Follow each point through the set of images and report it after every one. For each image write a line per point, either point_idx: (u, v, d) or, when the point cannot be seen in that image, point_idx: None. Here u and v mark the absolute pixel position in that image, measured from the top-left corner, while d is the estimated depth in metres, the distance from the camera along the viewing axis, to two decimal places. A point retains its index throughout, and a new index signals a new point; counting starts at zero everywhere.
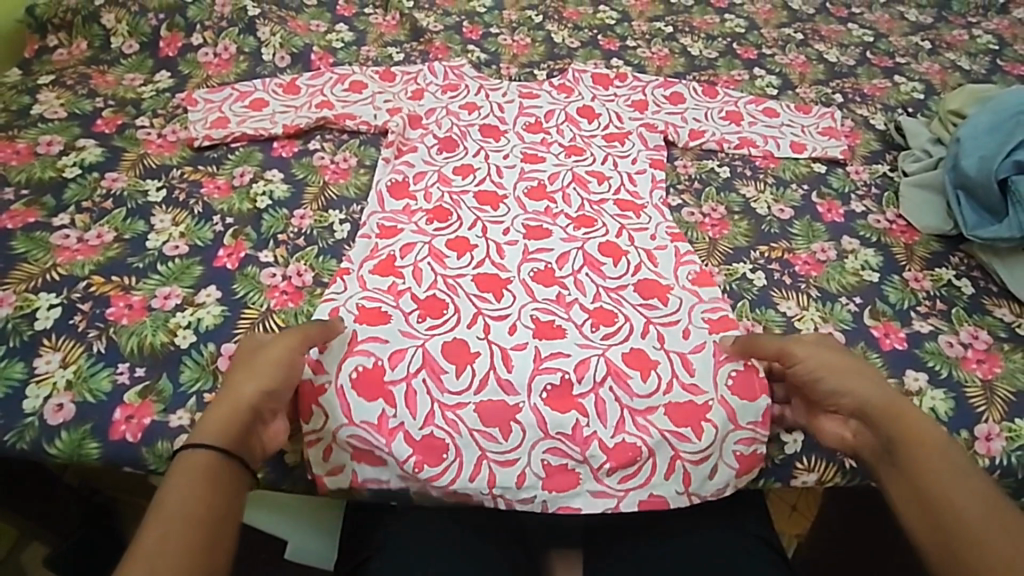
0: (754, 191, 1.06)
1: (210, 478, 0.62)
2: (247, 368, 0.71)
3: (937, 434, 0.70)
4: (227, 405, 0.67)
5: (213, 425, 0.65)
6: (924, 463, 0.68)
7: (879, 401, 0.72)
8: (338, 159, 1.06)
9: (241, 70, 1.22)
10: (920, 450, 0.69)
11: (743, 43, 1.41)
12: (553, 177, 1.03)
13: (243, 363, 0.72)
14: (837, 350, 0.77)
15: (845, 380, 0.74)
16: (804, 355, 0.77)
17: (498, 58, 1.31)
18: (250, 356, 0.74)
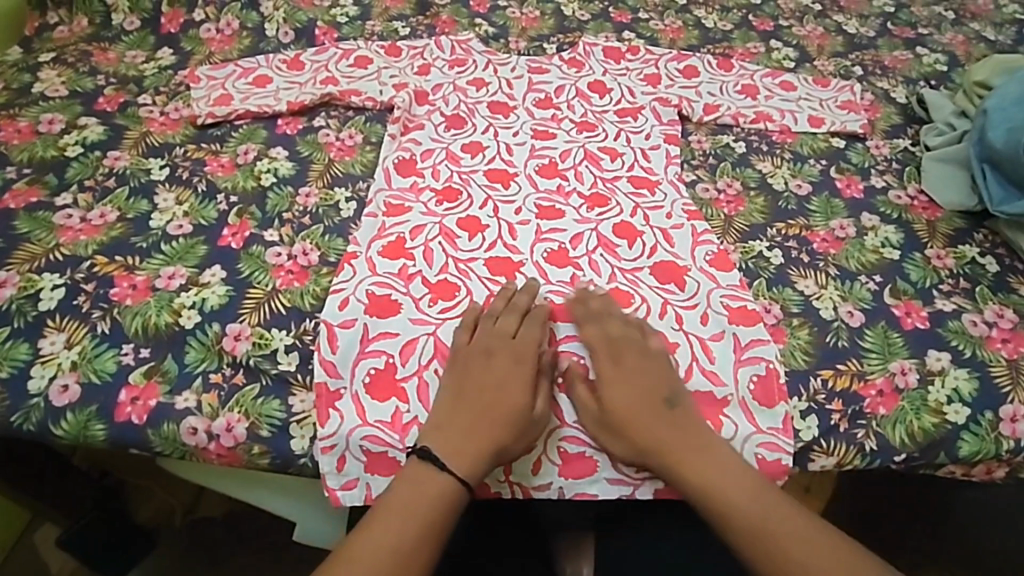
0: (770, 167, 1.03)
1: (421, 508, 0.70)
2: (512, 383, 0.76)
3: (748, 492, 0.72)
4: (455, 426, 0.73)
5: (477, 452, 0.73)
6: (762, 534, 0.70)
7: (697, 484, 0.72)
8: (343, 136, 1.03)
9: (244, 47, 1.19)
10: (749, 523, 0.71)
11: (759, 14, 1.36)
12: (564, 154, 1.01)
13: (514, 367, 0.77)
14: (642, 413, 0.75)
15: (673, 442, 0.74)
16: (611, 440, 0.75)
17: (507, 31, 1.27)
18: (515, 355, 0.77)
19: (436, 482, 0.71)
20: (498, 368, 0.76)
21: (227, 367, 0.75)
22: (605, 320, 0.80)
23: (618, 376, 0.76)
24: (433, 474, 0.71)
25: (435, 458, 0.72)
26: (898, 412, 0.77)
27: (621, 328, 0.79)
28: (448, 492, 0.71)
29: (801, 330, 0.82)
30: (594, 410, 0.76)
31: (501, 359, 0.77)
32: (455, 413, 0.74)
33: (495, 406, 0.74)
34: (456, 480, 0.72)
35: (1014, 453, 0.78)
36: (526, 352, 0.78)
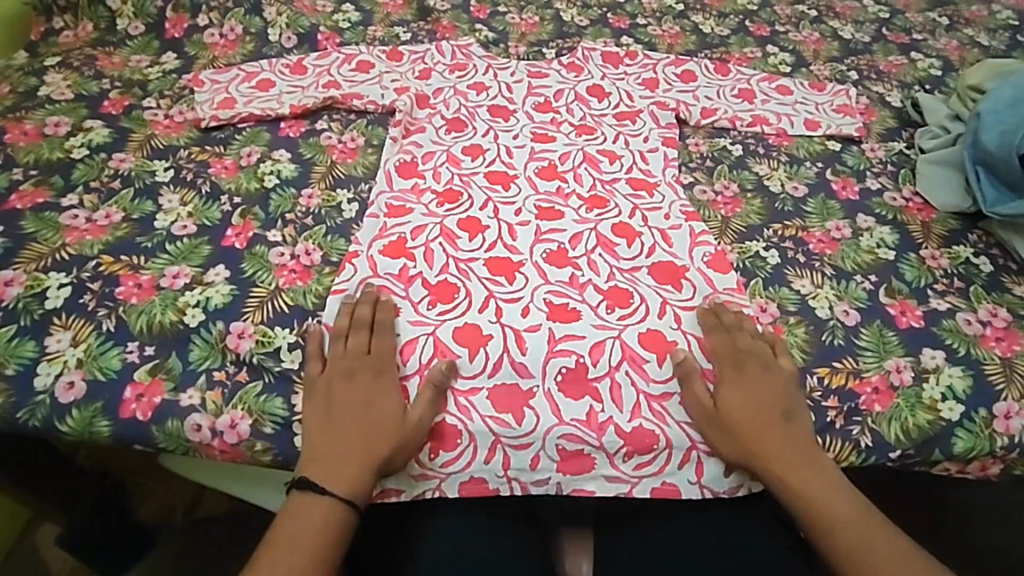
0: (767, 169, 1.05)
1: (312, 535, 0.69)
2: (379, 397, 0.75)
3: (850, 504, 0.73)
4: (330, 449, 0.72)
5: (354, 465, 0.72)
6: (855, 547, 0.71)
7: (797, 490, 0.73)
8: (345, 139, 1.05)
9: (247, 51, 1.21)
10: (844, 535, 0.71)
11: (755, 20, 1.38)
12: (564, 156, 1.02)
13: (377, 381, 0.76)
14: (760, 420, 0.75)
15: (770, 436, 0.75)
16: (718, 439, 0.76)
17: (506, 37, 1.29)
18: (376, 369, 0.77)
19: (315, 505, 0.70)
20: (359, 386, 0.75)
21: (230, 364, 0.76)
22: (737, 329, 0.81)
23: (740, 384, 0.77)
24: (313, 502, 0.70)
25: (314, 486, 0.70)
26: (893, 409, 0.78)
27: (750, 339, 0.80)
28: (336, 516, 0.70)
29: (798, 329, 0.84)
30: (707, 407, 0.77)
31: (362, 376, 0.76)
32: (327, 437, 0.73)
33: (356, 418, 0.74)
34: (340, 501, 0.70)
35: (1009, 449, 0.78)
36: (383, 365, 0.77)
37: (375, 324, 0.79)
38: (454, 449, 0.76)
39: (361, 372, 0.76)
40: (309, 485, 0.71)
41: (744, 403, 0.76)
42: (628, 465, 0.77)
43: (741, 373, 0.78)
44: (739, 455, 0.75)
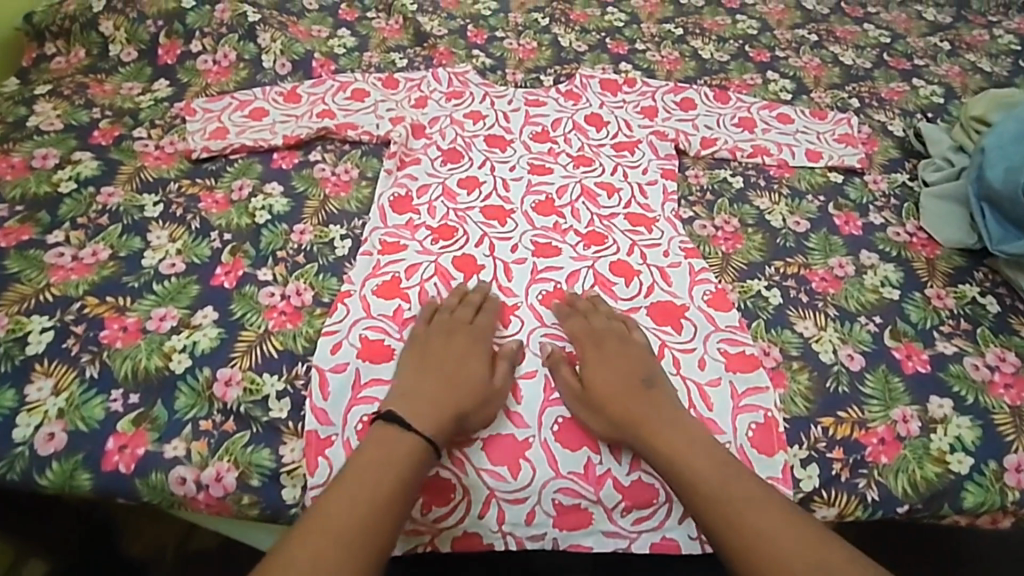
0: (768, 203, 1.03)
1: (390, 466, 0.68)
2: (470, 358, 0.78)
3: (733, 482, 0.68)
4: (417, 393, 0.74)
5: (439, 412, 0.72)
6: (731, 513, 0.66)
7: (667, 457, 0.71)
8: (339, 171, 1.03)
9: (241, 78, 1.19)
10: (718, 500, 0.67)
11: (755, 45, 1.37)
12: (561, 190, 1.01)
13: (470, 344, 0.79)
14: (622, 392, 0.75)
15: (636, 412, 0.74)
16: (587, 415, 0.76)
17: (504, 63, 1.28)
18: (473, 335, 0.80)
19: (401, 452, 0.69)
20: (455, 345, 0.79)
21: (217, 414, 0.74)
22: (592, 313, 0.83)
23: (601, 358, 0.78)
24: (398, 434, 0.70)
25: (399, 419, 0.71)
26: (900, 460, 0.75)
27: (605, 321, 0.82)
28: (413, 458, 0.69)
29: (802, 375, 0.80)
30: (574, 386, 0.77)
31: (465, 337, 0.80)
32: (418, 381, 0.75)
33: (449, 371, 0.76)
34: (423, 439, 0.70)
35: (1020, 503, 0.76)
36: (482, 334, 0.81)
37: (483, 305, 0.84)
38: (447, 504, 0.74)
39: (464, 334, 0.80)
40: (397, 418, 0.71)
41: (609, 380, 0.76)
42: (627, 520, 0.75)
43: (598, 354, 0.79)
44: (608, 432, 0.75)
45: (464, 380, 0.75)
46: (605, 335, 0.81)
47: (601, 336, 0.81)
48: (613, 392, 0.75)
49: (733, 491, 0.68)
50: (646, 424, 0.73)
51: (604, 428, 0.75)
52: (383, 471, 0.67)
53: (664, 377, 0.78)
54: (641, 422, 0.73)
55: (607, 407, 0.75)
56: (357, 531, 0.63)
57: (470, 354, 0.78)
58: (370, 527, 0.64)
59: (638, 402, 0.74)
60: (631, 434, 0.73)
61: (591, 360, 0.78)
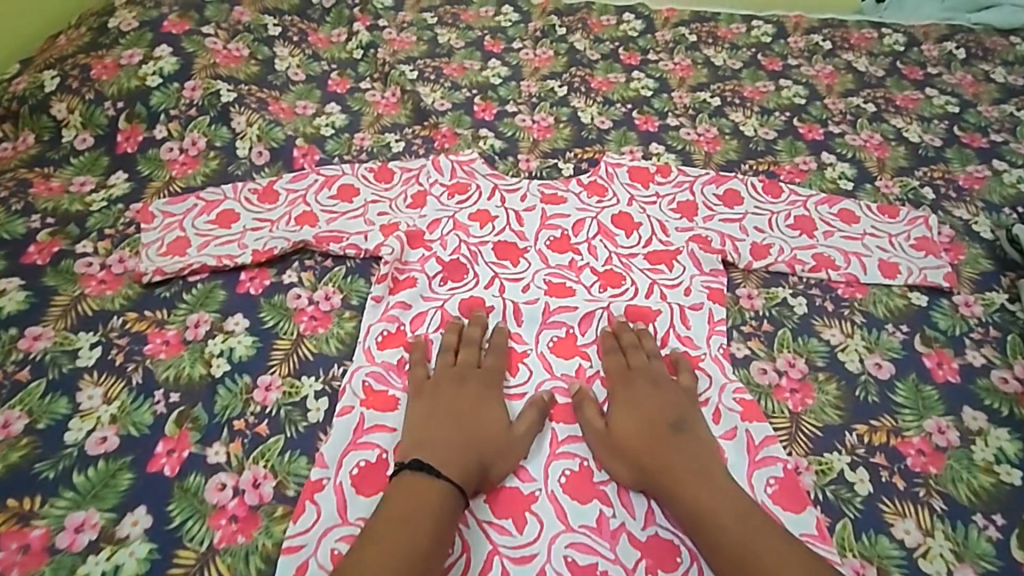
0: (839, 336, 0.85)
1: (423, 512, 0.63)
2: (485, 403, 0.75)
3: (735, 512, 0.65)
4: (435, 438, 0.70)
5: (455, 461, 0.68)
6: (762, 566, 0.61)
7: (691, 499, 0.67)
8: (318, 297, 0.86)
9: (210, 170, 1.03)
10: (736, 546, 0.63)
11: (804, 118, 1.21)
12: (585, 318, 0.87)
13: (483, 391, 0.77)
14: (650, 436, 0.72)
15: (653, 443, 0.71)
16: (613, 451, 0.73)
17: (516, 147, 1.11)
18: (488, 384, 0.77)
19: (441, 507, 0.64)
20: (471, 393, 0.76)
21: None
22: (632, 350, 0.81)
23: (625, 403, 0.76)
24: (429, 479, 0.66)
25: (428, 465, 0.66)
26: None
27: (644, 360, 0.80)
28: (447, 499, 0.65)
29: None
30: (600, 430, 0.74)
31: (474, 384, 0.77)
32: (431, 428, 0.71)
33: (465, 418, 0.72)
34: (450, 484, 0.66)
35: None
36: (494, 379, 0.78)
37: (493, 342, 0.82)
38: None
39: (463, 381, 0.77)
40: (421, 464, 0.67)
41: (639, 412, 0.75)
42: None
43: (628, 389, 0.77)
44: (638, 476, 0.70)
45: (480, 428, 0.72)
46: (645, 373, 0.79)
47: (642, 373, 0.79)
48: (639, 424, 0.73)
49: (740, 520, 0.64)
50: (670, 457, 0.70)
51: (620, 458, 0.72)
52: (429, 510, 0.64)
53: (696, 417, 0.75)
54: (661, 453, 0.70)
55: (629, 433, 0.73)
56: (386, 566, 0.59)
57: (483, 402, 0.75)
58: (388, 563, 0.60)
59: (670, 433, 0.72)
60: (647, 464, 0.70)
61: (626, 395, 0.77)
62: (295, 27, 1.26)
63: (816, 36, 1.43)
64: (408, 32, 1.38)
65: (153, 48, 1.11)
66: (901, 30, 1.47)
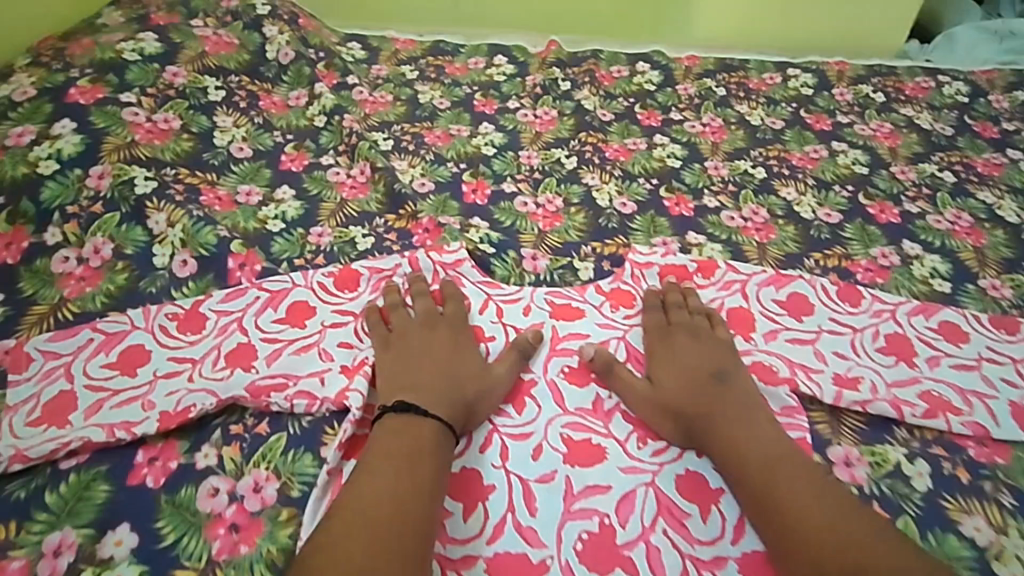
0: (986, 529, 0.61)
1: (415, 452, 0.61)
2: (461, 349, 0.72)
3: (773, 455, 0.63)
4: (415, 384, 0.67)
5: (435, 404, 0.65)
6: (796, 508, 0.59)
7: (727, 447, 0.64)
8: (243, 490, 0.61)
9: (115, 289, 0.78)
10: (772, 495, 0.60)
11: (872, 192, 0.98)
12: (624, 502, 0.63)
13: (455, 334, 0.73)
14: (690, 389, 0.69)
15: (692, 392, 0.68)
16: (650, 402, 0.69)
17: (516, 241, 0.87)
18: (453, 324, 0.74)
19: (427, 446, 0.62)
20: (440, 338, 0.72)
21: None
22: (674, 307, 0.77)
23: (668, 357, 0.72)
24: (414, 423, 0.63)
25: (412, 407, 0.64)
26: None
27: (685, 316, 0.76)
28: (439, 435, 0.63)
29: None
30: (639, 384, 0.70)
31: (441, 328, 0.73)
32: (410, 376, 0.68)
33: (438, 360, 0.70)
34: (439, 423, 0.64)
35: None
36: (460, 324, 0.75)
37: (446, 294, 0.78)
38: None
39: (425, 325, 0.73)
40: (405, 408, 0.64)
41: (680, 364, 0.71)
42: None
43: (666, 343, 0.74)
44: (680, 430, 0.67)
45: (453, 365, 0.69)
46: (683, 325, 0.75)
47: (679, 327, 0.75)
48: (678, 377, 0.70)
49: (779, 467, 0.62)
50: (708, 408, 0.67)
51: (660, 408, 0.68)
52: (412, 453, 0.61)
53: (741, 367, 0.71)
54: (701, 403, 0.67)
55: (672, 383, 0.70)
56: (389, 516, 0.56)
57: (450, 344, 0.72)
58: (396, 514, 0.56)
59: (712, 383, 0.69)
60: (689, 413, 0.67)
61: (662, 349, 0.73)
62: (242, 90, 1.03)
63: (865, 86, 1.22)
64: (383, 90, 1.16)
65: (50, 123, 0.86)
66: (960, 78, 1.26)
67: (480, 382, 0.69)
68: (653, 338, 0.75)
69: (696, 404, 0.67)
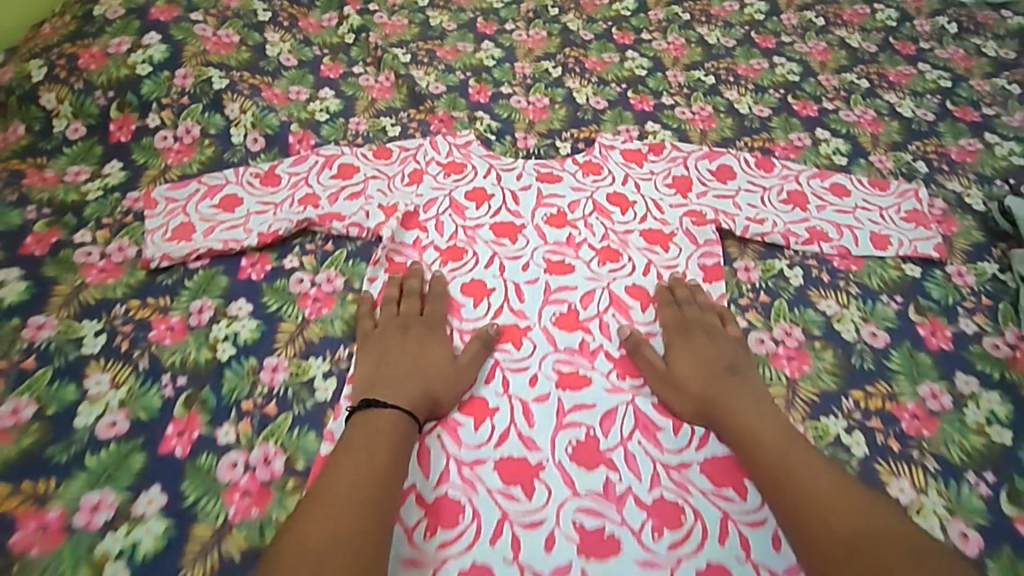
0: (836, 307, 0.87)
1: (379, 442, 0.67)
2: (432, 344, 0.79)
3: (780, 436, 0.69)
4: (387, 378, 0.74)
5: (397, 393, 0.72)
6: (799, 481, 0.64)
7: (738, 426, 0.71)
8: (320, 280, 0.87)
9: (206, 158, 1.02)
10: (778, 465, 0.66)
11: (798, 95, 1.21)
12: (586, 297, 0.88)
13: (428, 332, 0.81)
14: (707, 375, 0.75)
15: (705, 378, 0.75)
16: (666, 386, 0.77)
17: (512, 126, 1.12)
18: (427, 323, 0.82)
19: (392, 440, 0.68)
20: (414, 335, 0.80)
21: None
22: (687, 303, 0.85)
23: (687, 345, 0.79)
24: (377, 415, 0.70)
25: (378, 403, 0.71)
26: None
27: (698, 311, 0.83)
28: (400, 423, 0.70)
29: None
30: (657, 367, 0.78)
31: (417, 328, 0.81)
32: (384, 371, 0.75)
33: (411, 356, 0.77)
34: (402, 412, 0.71)
35: None
36: (436, 322, 0.82)
37: (427, 295, 0.85)
38: None
39: (400, 325, 0.81)
40: (373, 401, 0.71)
41: (698, 352, 0.78)
42: None
43: (682, 336, 0.81)
44: (696, 412, 0.74)
45: (421, 360, 0.77)
46: (701, 322, 0.82)
47: (697, 324, 0.82)
48: (693, 366, 0.77)
49: (785, 443, 0.68)
50: (722, 395, 0.74)
51: (679, 395, 0.75)
52: (378, 445, 0.67)
53: (749, 364, 0.78)
54: (713, 387, 0.74)
55: (688, 369, 0.77)
56: (357, 499, 0.62)
57: (421, 340, 0.79)
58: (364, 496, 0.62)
59: (728, 375, 0.75)
60: (702, 397, 0.74)
61: (677, 344, 0.80)
62: (285, 12, 1.25)
63: (809, 12, 1.43)
64: (399, 14, 1.37)
65: (140, 35, 1.09)
66: (894, 5, 1.47)
67: (445, 374, 0.76)
68: (674, 334, 0.82)
69: (708, 389, 0.74)
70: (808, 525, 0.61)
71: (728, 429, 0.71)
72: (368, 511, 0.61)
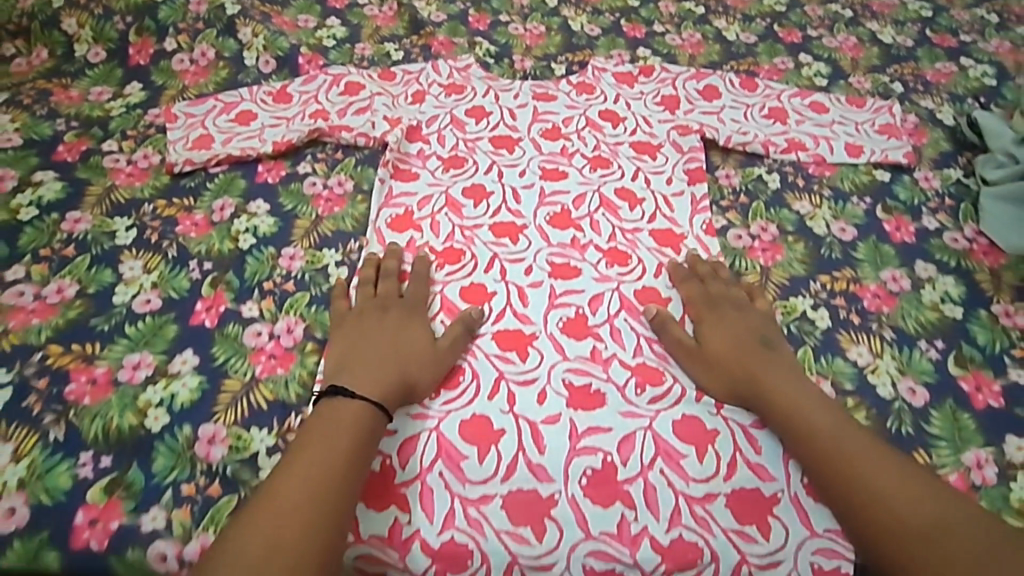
0: (810, 207, 0.94)
1: (339, 434, 0.66)
2: (411, 330, 0.77)
3: (826, 419, 0.70)
4: (359, 363, 0.73)
5: (366, 383, 0.70)
6: (854, 468, 0.67)
7: (785, 409, 0.71)
8: (332, 184, 0.94)
9: (221, 79, 1.08)
10: (837, 452, 0.68)
11: (784, 23, 1.26)
12: (578, 200, 0.94)
13: (407, 317, 0.78)
14: (746, 353, 0.76)
15: (746, 359, 0.75)
16: (705, 369, 0.76)
17: (510, 51, 1.18)
18: (407, 308, 0.80)
19: (353, 428, 0.67)
20: (392, 319, 0.77)
21: (200, 476, 0.67)
22: (710, 278, 0.84)
23: (718, 321, 0.79)
24: (342, 404, 0.68)
25: (344, 391, 0.69)
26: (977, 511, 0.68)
27: (723, 287, 0.83)
28: (365, 412, 0.68)
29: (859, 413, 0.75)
30: (691, 346, 0.78)
31: (395, 312, 0.78)
32: (358, 355, 0.73)
33: (388, 344, 0.75)
34: (369, 404, 0.69)
35: None
36: (417, 306, 0.80)
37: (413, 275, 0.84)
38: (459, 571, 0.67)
39: (378, 308, 0.79)
40: (341, 389, 0.69)
41: (733, 331, 0.78)
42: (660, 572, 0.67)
43: (711, 312, 0.80)
44: (736, 393, 0.74)
45: (399, 347, 0.75)
46: (728, 296, 0.81)
47: (723, 298, 0.81)
48: (729, 347, 0.77)
49: (834, 426, 0.70)
50: (763, 376, 0.74)
51: (722, 378, 0.75)
52: (338, 436, 0.66)
53: (778, 335, 0.79)
54: (756, 369, 0.74)
55: (726, 350, 0.76)
56: (311, 502, 0.61)
57: (399, 327, 0.77)
58: (319, 498, 0.62)
59: (764, 353, 0.76)
60: (744, 380, 0.74)
61: (707, 322, 0.79)
62: None
63: None
64: None
65: None
66: None
67: (422, 360, 0.74)
68: (701, 311, 0.81)
69: (751, 373, 0.74)
70: (871, 513, 0.65)
71: (774, 412, 0.72)
72: (323, 511, 0.61)
